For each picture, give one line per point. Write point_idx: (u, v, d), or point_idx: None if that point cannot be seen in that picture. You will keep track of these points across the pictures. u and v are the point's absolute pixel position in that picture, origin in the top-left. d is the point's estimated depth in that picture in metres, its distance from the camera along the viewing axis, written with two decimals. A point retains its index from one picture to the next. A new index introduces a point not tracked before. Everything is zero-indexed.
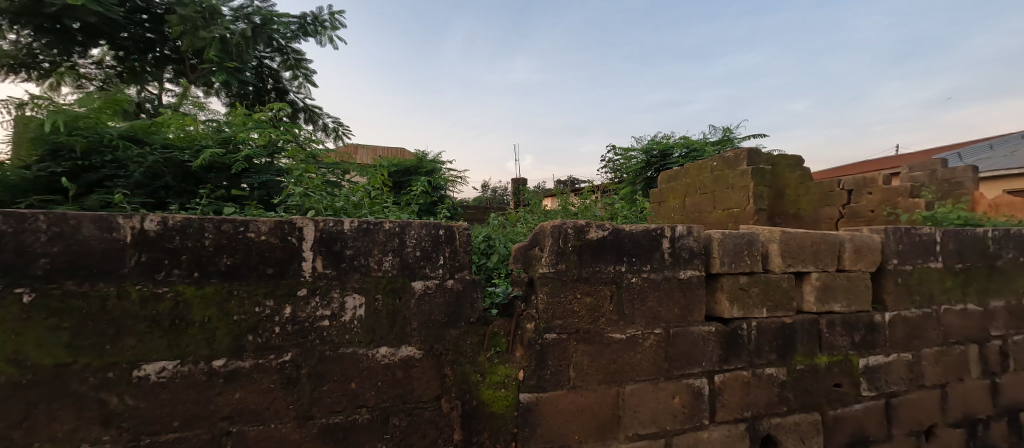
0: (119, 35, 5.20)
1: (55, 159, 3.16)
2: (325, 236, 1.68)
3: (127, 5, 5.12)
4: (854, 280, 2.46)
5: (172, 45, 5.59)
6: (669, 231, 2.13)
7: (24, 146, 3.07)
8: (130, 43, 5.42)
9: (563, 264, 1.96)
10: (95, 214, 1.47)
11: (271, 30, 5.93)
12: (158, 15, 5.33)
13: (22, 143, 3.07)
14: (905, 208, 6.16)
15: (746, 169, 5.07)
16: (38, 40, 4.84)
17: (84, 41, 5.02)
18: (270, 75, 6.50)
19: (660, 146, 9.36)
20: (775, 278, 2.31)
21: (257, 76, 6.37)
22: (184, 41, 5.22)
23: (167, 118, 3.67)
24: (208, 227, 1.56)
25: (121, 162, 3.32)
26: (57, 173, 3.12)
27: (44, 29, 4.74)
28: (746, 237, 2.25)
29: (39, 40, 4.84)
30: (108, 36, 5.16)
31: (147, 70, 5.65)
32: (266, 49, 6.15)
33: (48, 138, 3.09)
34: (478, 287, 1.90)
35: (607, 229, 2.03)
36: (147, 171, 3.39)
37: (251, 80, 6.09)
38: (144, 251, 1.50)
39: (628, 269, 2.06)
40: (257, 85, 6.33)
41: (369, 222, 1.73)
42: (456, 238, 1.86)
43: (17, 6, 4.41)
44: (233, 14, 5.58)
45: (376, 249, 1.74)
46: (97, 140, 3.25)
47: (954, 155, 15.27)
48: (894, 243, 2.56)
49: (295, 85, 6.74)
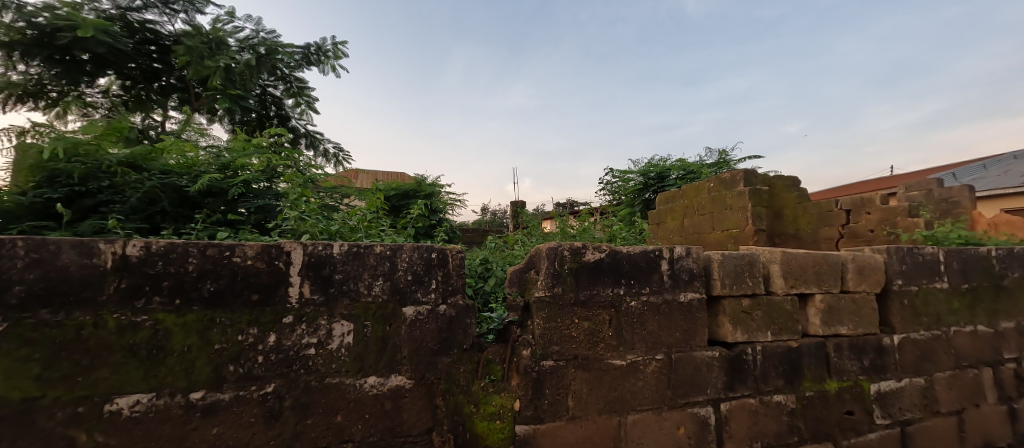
0: (127, 65, 5.31)
1: (52, 185, 3.11)
2: (314, 260, 1.63)
3: (136, 37, 5.42)
4: (859, 302, 2.39)
5: (178, 74, 5.72)
6: (667, 252, 2.08)
7: (22, 173, 3.04)
8: (137, 73, 5.49)
9: (559, 287, 1.91)
10: (77, 239, 1.44)
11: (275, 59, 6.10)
12: (167, 46, 5.58)
13: (20, 170, 3.06)
14: (906, 228, 6.08)
15: (744, 190, 5.03)
16: (47, 70, 4.77)
17: (93, 70, 5.04)
18: (273, 102, 6.62)
19: (658, 168, 9.40)
20: (778, 300, 2.24)
21: (261, 103, 6.49)
22: (190, 70, 5.34)
23: (168, 145, 3.67)
24: (192, 251, 1.51)
25: (117, 187, 3.27)
26: (53, 199, 3.09)
27: (53, 60, 4.74)
28: (747, 258, 2.21)
29: (49, 70, 4.78)
30: (116, 66, 5.25)
31: (153, 98, 5.73)
32: (270, 77, 6.28)
33: (46, 166, 3.05)
34: (472, 312, 1.83)
35: (604, 251, 1.98)
36: (144, 197, 3.33)
37: (255, 108, 6.21)
38: (124, 277, 1.45)
39: (627, 292, 2.00)
40: (260, 111, 6.44)
41: (359, 245, 1.68)
42: (449, 260, 1.80)
43: (29, 37, 4.51)
44: (238, 44, 5.77)
45: (367, 273, 1.69)
46: (96, 166, 3.24)
47: (949, 174, 15.36)
48: (898, 263, 2.51)
49: (297, 111, 6.88)
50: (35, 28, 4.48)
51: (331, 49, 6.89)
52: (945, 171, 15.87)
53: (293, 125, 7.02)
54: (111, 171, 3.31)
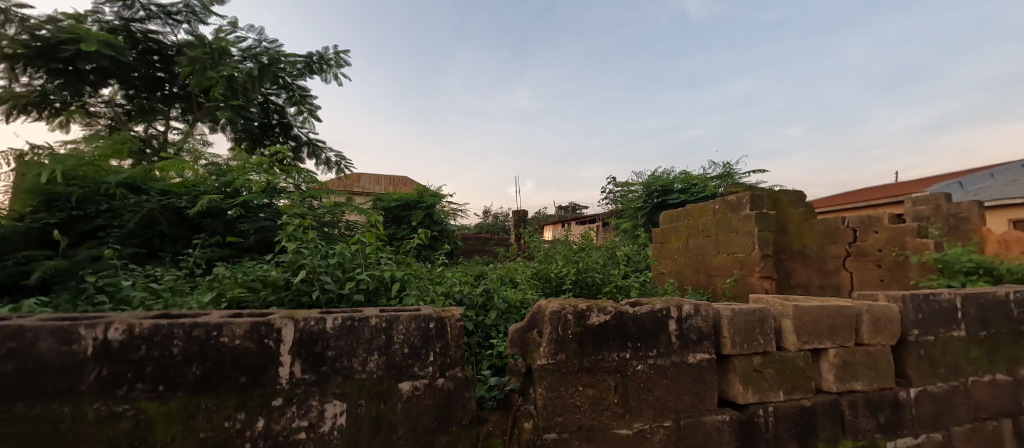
0: (130, 75, 6.02)
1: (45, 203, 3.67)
2: (306, 336, 1.56)
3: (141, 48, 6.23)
4: (874, 355, 2.30)
5: (178, 83, 6.47)
6: (675, 310, 2.01)
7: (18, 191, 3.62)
8: (140, 83, 6.27)
9: (563, 354, 1.83)
10: (56, 323, 1.37)
11: (276, 68, 6.60)
12: (168, 56, 6.45)
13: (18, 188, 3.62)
14: (915, 249, 5.93)
15: (750, 213, 4.91)
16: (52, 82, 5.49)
17: (96, 80, 5.76)
18: (276, 110, 7.30)
19: (661, 182, 9.30)
20: (790, 357, 2.16)
21: (263, 110, 7.16)
22: (193, 79, 6.02)
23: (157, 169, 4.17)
24: (177, 332, 1.44)
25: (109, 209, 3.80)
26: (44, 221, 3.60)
27: (58, 71, 5.42)
28: (758, 314, 2.13)
29: (53, 82, 5.49)
30: (119, 76, 5.97)
31: (155, 107, 6.56)
32: (273, 85, 6.87)
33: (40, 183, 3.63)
34: (471, 384, 1.75)
35: (610, 312, 1.91)
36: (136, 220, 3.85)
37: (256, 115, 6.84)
38: (105, 364, 1.38)
39: (633, 355, 1.92)
40: (263, 119, 7.18)
41: (353, 318, 1.61)
42: (448, 330, 1.73)
43: (34, 51, 5.10)
44: (242, 53, 6.48)
45: (361, 348, 1.61)
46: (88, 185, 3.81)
47: (957, 181, 15.15)
48: (914, 312, 2.42)
49: (299, 119, 7.50)
50: (38, 41, 5.08)
51: (332, 59, 7.29)
52: (952, 180, 15.72)
53: (294, 133, 7.69)
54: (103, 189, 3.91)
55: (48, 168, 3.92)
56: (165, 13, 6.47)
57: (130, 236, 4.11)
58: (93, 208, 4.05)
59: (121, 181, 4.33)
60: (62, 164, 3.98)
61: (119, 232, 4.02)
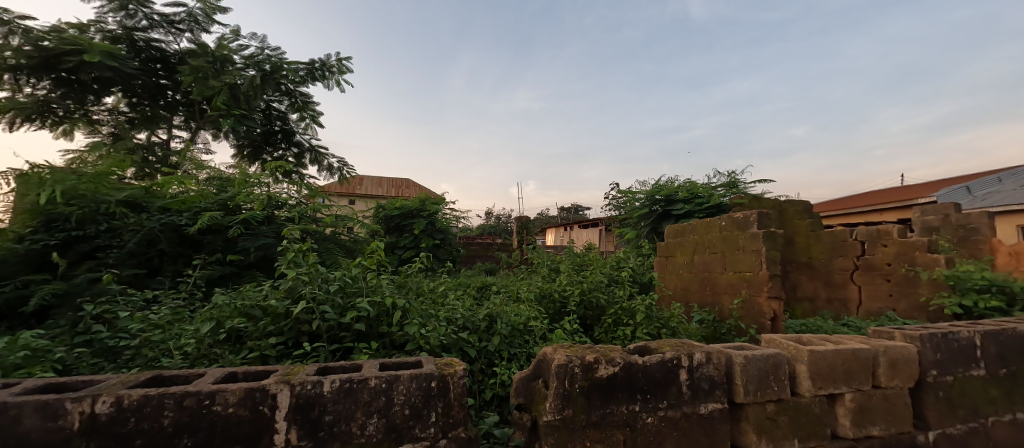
0: (132, 84, 6.05)
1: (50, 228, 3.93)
2: (302, 401, 1.50)
3: (143, 56, 6.29)
4: (891, 398, 2.23)
5: (182, 91, 6.49)
6: (687, 359, 1.93)
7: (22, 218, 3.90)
8: (143, 91, 6.29)
9: (570, 410, 1.76)
10: (42, 397, 1.32)
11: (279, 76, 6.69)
12: (172, 63, 6.45)
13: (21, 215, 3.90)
14: (925, 264, 5.79)
15: (757, 232, 4.83)
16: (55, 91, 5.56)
17: (98, 89, 5.82)
18: (279, 117, 7.30)
19: (666, 190, 9.21)
20: (805, 403, 2.09)
21: (267, 118, 7.17)
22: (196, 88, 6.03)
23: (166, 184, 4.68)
24: (168, 403, 1.39)
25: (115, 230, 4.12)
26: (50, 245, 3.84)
27: (61, 81, 5.50)
28: (772, 360, 2.06)
29: (56, 91, 5.57)
30: (122, 84, 5.98)
31: (158, 116, 6.46)
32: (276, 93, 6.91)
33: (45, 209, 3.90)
34: (475, 444, 1.68)
35: (618, 364, 1.84)
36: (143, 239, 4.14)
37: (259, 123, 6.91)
38: (92, 439, 1.33)
39: (643, 407, 1.85)
40: (266, 126, 7.19)
41: (352, 380, 1.55)
42: (451, 388, 1.66)
43: (37, 59, 5.19)
44: (244, 61, 6.54)
45: (360, 412, 1.55)
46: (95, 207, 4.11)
47: (964, 185, 15.02)
48: (931, 351, 2.34)
49: (302, 126, 7.58)
50: (41, 51, 5.16)
51: (334, 65, 7.48)
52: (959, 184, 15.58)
53: (298, 139, 7.75)
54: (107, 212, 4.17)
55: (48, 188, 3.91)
56: (167, 21, 6.52)
57: (130, 256, 4.05)
58: (93, 228, 4.02)
59: (121, 199, 4.30)
60: (63, 183, 3.96)
61: (118, 252, 3.96)
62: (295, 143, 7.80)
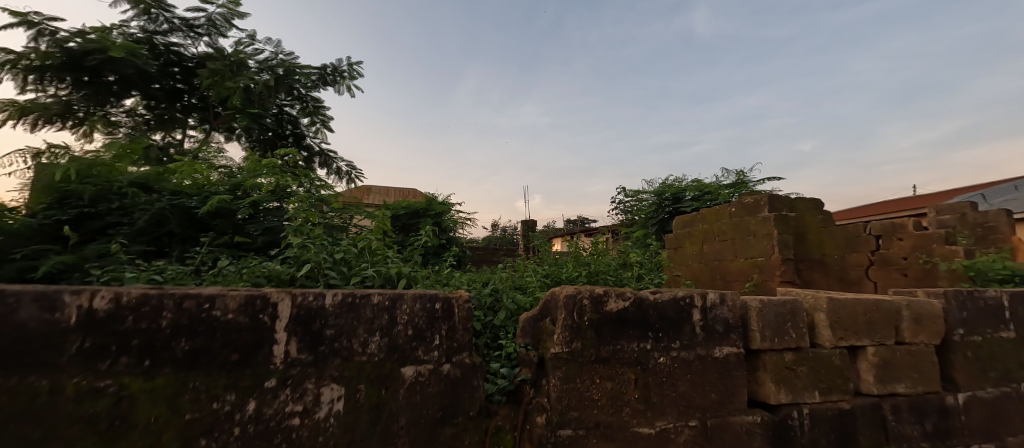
0: (151, 87, 6.21)
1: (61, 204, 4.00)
2: (303, 313, 1.45)
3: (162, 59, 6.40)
4: (916, 355, 2.13)
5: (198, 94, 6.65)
6: (700, 299, 1.86)
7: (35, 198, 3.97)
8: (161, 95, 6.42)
9: (579, 343, 1.69)
10: (39, 291, 1.27)
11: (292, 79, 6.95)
12: (188, 67, 6.54)
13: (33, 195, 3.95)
14: (944, 256, 5.78)
15: (769, 216, 4.74)
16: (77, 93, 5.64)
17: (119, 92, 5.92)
18: (289, 122, 7.41)
19: (673, 189, 9.15)
20: (825, 355, 1.99)
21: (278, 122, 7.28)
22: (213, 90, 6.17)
23: (179, 167, 4.63)
24: (167, 304, 1.34)
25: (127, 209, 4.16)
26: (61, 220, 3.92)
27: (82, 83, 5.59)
28: (789, 306, 1.97)
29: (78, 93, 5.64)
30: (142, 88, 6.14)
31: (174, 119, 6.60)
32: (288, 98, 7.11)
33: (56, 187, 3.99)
34: (480, 372, 1.63)
35: (629, 299, 1.77)
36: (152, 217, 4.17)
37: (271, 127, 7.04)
38: (89, 335, 1.28)
39: (654, 346, 1.78)
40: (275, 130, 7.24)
41: (355, 295, 1.50)
42: (455, 312, 1.62)
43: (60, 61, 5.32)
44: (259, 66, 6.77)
45: (362, 329, 1.50)
46: (108, 187, 4.18)
47: (977, 194, 14.84)
48: (957, 309, 2.26)
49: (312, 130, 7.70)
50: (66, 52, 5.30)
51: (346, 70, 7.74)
52: (973, 192, 15.28)
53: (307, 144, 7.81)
54: (120, 192, 4.24)
55: (63, 167, 4.01)
56: (187, 25, 6.75)
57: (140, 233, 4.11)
58: (105, 205, 4.08)
59: (133, 180, 4.36)
60: (77, 162, 4.04)
61: (128, 230, 4.03)
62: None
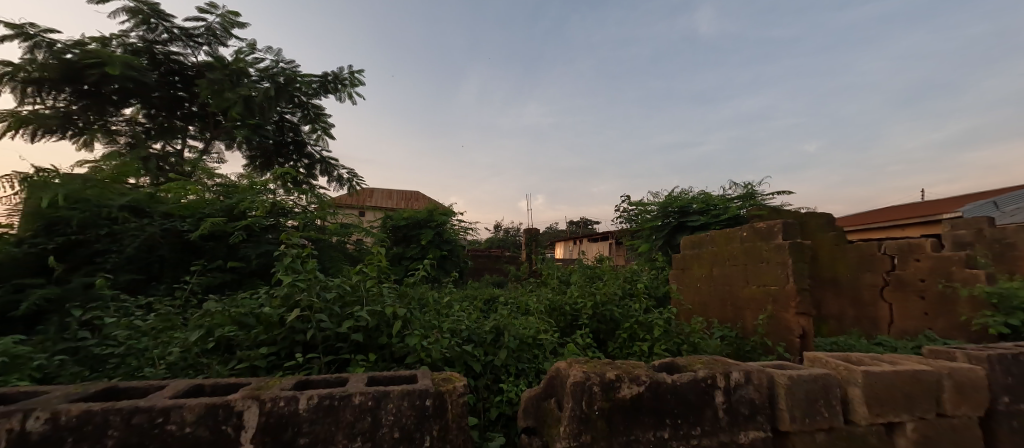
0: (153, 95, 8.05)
1: (46, 233, 4.64)
2: (273, 420, 1.35)
3: (164, 69, 8.38)
4: (960, 430, 1.93)
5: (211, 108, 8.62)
6: (723, 379, 1.68)
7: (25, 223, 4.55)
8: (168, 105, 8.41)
9: (588, 435, 1.52)
10: None
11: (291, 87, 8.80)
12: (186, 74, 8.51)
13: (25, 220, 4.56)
14: (963, 280, 5.33)
15: (783, 243, 4.53)
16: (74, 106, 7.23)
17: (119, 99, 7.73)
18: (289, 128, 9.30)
19: (679, 202, 8.89)
20: (860, 434, 1.80)
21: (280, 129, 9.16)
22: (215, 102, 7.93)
23: (171, 187, 5.60)
24: None
25: (116, 234, 4.86)
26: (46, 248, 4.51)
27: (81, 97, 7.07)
28: (821, 381, 1.78)
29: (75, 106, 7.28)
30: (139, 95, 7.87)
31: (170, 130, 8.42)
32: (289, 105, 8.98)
33: (42, 214, 4.60)
34: None
35: (644, 383, 1.59)
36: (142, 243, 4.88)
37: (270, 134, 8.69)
38: None
39: (672, 435, 1.59)
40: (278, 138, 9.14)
41: (334, 396, 1.38)
42: (448, 408, 1.48)
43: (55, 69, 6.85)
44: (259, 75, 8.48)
45: (341, 434, 1.38)
46: (97, 215, 4.87)
47: (993, 200, 14.38)
48: (1001, 375, 2.07)
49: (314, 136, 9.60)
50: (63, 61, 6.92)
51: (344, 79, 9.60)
52: (989, 199, 14.81)
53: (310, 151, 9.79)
54: (110, 217, 4.95)
55: (51, 194, 4.64)
56: (185, 36, 8.37)
57: (130, 261, 4.81)
58: (93, 233, 4.76)
59: (127, 203, 5.13)
60: (65, 189, 4.73)
61: (119, 258, 4.72)
62: (304, 154, 9.75)
